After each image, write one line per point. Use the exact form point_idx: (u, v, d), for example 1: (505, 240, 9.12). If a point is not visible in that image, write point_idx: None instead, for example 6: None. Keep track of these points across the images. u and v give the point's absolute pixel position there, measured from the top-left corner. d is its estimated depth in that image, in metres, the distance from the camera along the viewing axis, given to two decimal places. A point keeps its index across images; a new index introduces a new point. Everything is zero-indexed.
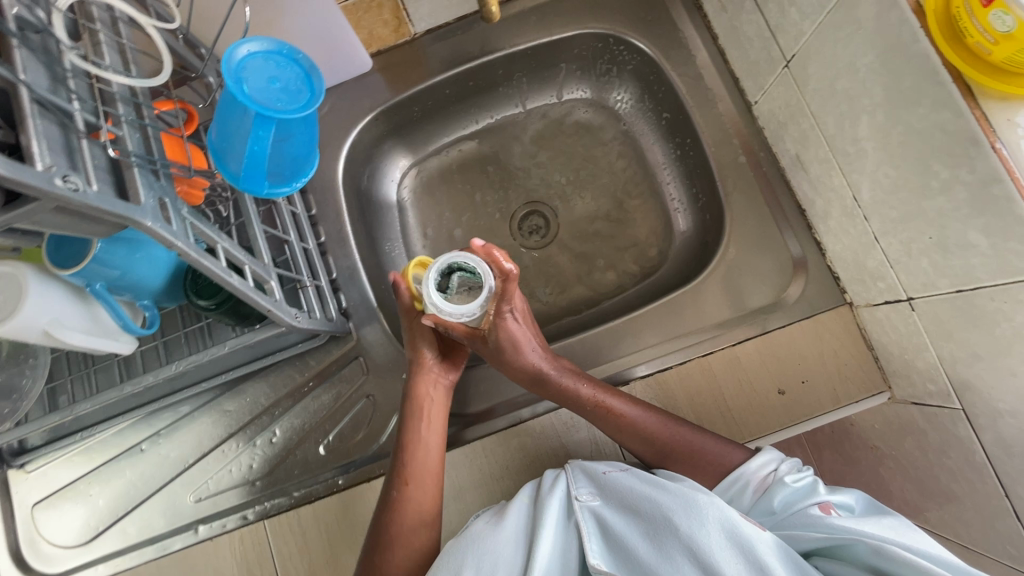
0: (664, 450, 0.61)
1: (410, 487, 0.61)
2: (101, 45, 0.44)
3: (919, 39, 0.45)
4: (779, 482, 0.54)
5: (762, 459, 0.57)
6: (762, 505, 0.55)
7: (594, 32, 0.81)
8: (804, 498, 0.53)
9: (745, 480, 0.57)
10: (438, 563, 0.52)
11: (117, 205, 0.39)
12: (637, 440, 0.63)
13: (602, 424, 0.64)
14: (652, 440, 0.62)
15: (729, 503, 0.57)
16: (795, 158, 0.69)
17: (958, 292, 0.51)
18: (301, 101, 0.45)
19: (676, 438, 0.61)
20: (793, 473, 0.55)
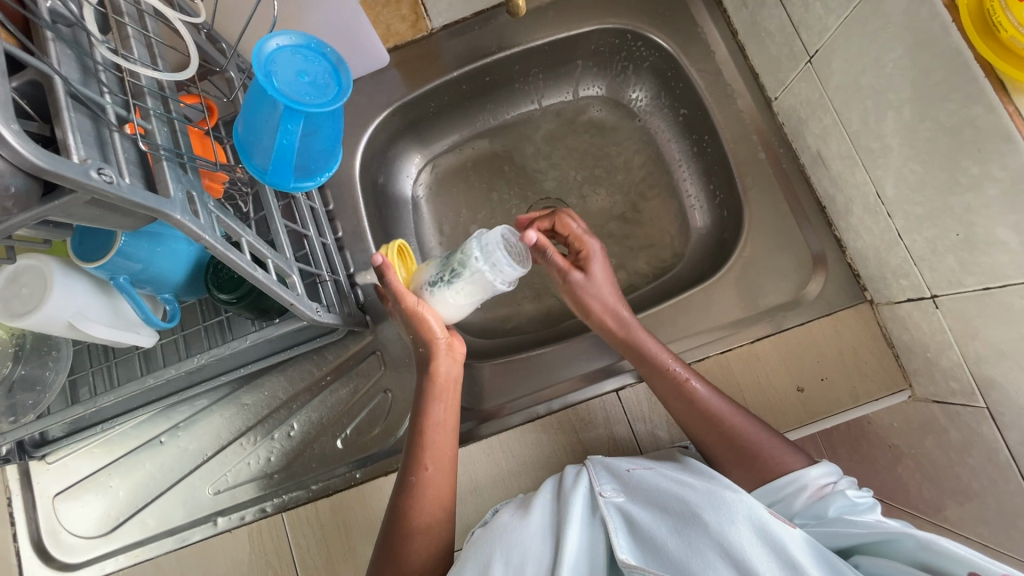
0: (727, 436, 0.60)
1: (430, 472, 0.60)
2: (130, 39, 0.44)
3: (951, 34, 0.45)
4: (839, 492, 0.53)
5: (823, 467, 0.56)
6: (814, 509, 0.53)
7: (612, 27, 0.80)
8: (861, 513, 0.52)
9: (800, 483, 0.55)
10: (463, 556, 0.52)
11: (149, 197, 0.39)
12: (699, 420, 0.62)
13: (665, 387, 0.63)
14: (718, 423, 0.60)
15: (776, 502, 0.55)
16: (816, 155, 0.68)
17: (985, 290, 0.51)
18: (328, 95, 0.45)
19: (743, 429, 0.60)
20: (854, 488, 0.54)
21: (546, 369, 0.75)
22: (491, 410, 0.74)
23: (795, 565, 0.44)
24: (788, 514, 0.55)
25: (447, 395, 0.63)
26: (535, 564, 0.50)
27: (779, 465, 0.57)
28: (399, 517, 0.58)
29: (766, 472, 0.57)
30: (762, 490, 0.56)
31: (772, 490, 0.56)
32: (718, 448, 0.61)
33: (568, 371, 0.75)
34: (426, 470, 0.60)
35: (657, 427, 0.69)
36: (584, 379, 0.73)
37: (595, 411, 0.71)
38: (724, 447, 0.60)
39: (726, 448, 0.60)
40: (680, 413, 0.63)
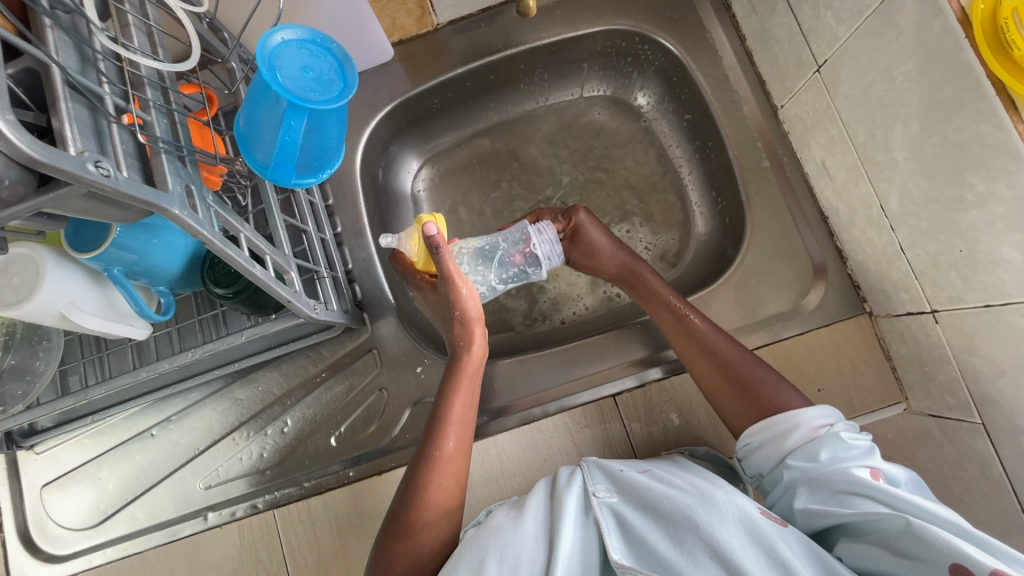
0: (726, 364, 0.62)
1: (452, 446, 0.59)
2: (130, 27, 0.43)
3: (963, 49, 0.45)
4: (834, 434, 0.53)
5: (822, 409, 0.55)
6: (807, 450, 0.53)
7: (620, 29, 0.79)
8: (854, 457, 0.52)
9: (796, 423, 0.55)
10: (460, 549, 0.51)
11: (146, 191, 0.38)
12: (700, 352, 0.63)
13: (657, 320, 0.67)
14: (716, 352, 0.63)
15: (772, 440, 0.55)
16: (820, 164, 0.68)
17: (986, 307, 0.51)
18: (333, 92, 0.45)
19: (740, 361, 0.62)
20: (850, 431, 0.53)
21: (544, 372, 0.74)
22: (487, 411, 0.73)
23: (786, 562, 0.45)
24: (780, 453, 0.55)
25: (473, 381, 0.64)
26: (533, 563, 0.49)
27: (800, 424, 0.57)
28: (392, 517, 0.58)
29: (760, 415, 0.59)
30: (759, 424, 0.57)
31: (765, 427, 0.56)
32: (717, 383, 0.62)
33: (567, 374, 0.73)
34: (446, 444, 0.60)
35: (653, 433, 0.69)
36: (581, 382, 0.73)
37: (591, 415, 0.71)
38: (722, 380, 0.62)
39: (724, 377, 0.62)
40: (683, 348, 0.65)
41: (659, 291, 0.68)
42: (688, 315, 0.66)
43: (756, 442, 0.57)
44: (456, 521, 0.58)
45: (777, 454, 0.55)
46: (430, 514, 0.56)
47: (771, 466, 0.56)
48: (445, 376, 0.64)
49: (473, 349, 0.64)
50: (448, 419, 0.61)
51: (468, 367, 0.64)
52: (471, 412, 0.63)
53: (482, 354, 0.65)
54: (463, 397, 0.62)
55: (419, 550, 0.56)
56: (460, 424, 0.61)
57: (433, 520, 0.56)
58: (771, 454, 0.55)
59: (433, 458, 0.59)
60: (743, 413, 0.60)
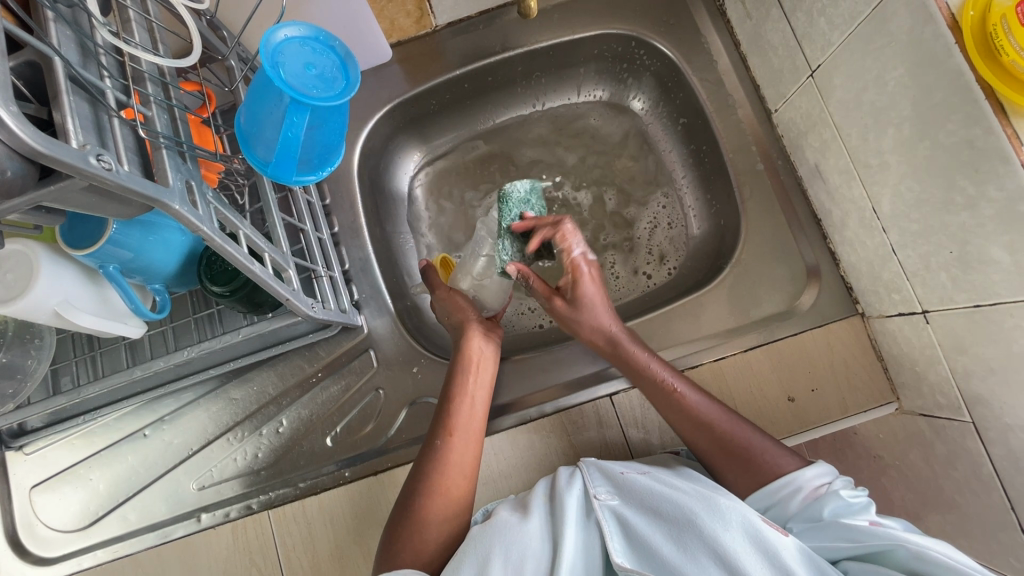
0: (718, 439, 0.59)
1: (459, 439, 0.61)
2: (131, 23, 0.43)
3: (954, 55, 0.46)
4: (833, 493, 0.52)
5: (818, 468, 0.55)
6: (808, 511, 0.52)
7: (617, 33, 0.80)
8: (856, 514, 0.51)
9: (795, 484, 0.54)
10: (464, 546, 0.52)
11: (148, 186, 0.38)
12: (693, 428, 0.61)
13: (654, 395, 0.64)
14: (709, 426, 0.60)
15: (773, 504, 0.55)
16: (814, 168, 0.69)
17: (975, 307, 0.52)
18: (336, 89, 0.45)
19: (738, 432, 0.59)
20: (848, 488, 0.53)
21: (540, 372, 0.75)
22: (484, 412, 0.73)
23: (782, 563, 0.45)
24: (783, 516, 0.54)
25: (482, 367, 0.67)
26: (533, 565, 0.49)
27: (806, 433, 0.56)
28: (393, 520, 0.58)
29: (763, 469, 0.56)
30: (759, 493, 0.55)
31: (767, 495, 0.55)
32: (712, 452, 0.60)
33: (562, 374, 0.74)
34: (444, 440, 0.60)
35: (649, 433, 0.70)
36: (578, 383, 0.73)
37: (587, 415, 0.71)
38: (719, 453, 0.59)
39: (717, 453, 0.59)
40: (676, 422, 0.62)
41: (645, 363, 0.65)
42: (676, 387, 0.63)
43: (758, 508, 0.56)
44: (466, 518, 0.59)
45: (782, 519, 0.54)
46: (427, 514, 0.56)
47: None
48: (454, 364, 0.67)
49: (478, 337, 0.68)
50: (455, 399, 0.64)
51: (475, 354, 0.67)
52: (484, 395, 0.65)
53: (483, 341, 0.68)
54: (473, 377, 0.66)
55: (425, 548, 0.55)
56: (469, 408, 0.63)
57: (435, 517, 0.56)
58: (776, 518, 0.54)
59: (445, 444, 0.60)
60: (743, 479, 0.57)
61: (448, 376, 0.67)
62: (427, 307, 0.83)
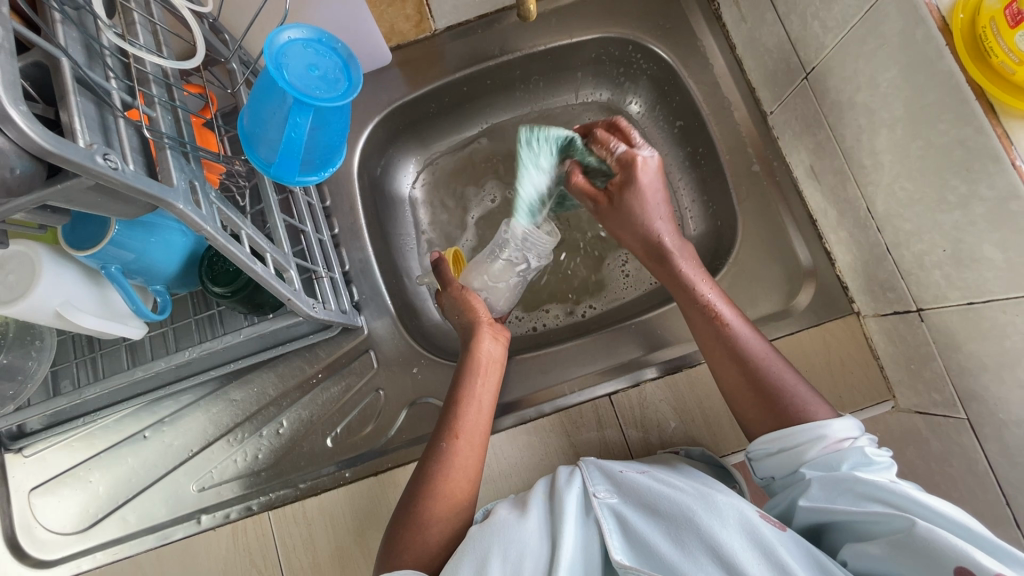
0: (750, 373, 0.60)
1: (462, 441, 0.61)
2: (136, 25, 0.44)
3: (944, 57, 0.47)
4: (858, 449, 0.52)
5: (848, 421, 0.54)
6: (827, 461, 0.53)
7: (614, 36, 0.81)
8: (875, 471, 0.51)
9: (820, 434, 0.54)
10: (463, 545, 0.52)
11: (152, 185, 0.38)
12: (727, 356, 0.62)
13: (699, 317, 0.65)
14: (745, 358, 0.61)
15: (791, 448, 0.55)
16: (809, 169, 0.70)
17: (969, 304, 0.53)
18: (338, 91, 0.45)
19: (773, 368, 0.60)
20: (873, 447, 0.53)
21: (540, 372, 0.75)
22: None
23: (780, 558, 0.46)
24: (798, 461, 0.55)
25: (489, 371, 0.67)
26: (534, 561, 0.49)
27: (803, 412, 0.56)
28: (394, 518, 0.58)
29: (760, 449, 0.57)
30: (777, 434, 0.56)
31: (784, 436, 0.55)
32: (739, 386, 0.61)
33: (561, 374, 0.75)
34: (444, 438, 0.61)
35: (649, 432, 0.70)
36: (577, 382, 0.74)
37: (587, 414, 0.71)
38: (748, 388, 0.60)
39: (750, 385, 0.60)
40: (712, 350, 0.63)
41: (693, 282, 0.66)
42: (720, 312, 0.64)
43: (775, 449, 0.56)
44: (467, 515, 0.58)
45: (794, 463, 0.55)
46: (428, 512, 0.56)
47: (787, 473, 0.56)
48: (462, 366, 0.68)
49: (489, 342, 0.69)
50: (462, 401, 0.64)
51: (485, 358, 0.68)
52: (490, 400, 0.66)
53: (493, 345, 0.69)
54: (481, 380, 0.66)
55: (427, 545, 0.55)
56: (475, 411, 0.64)
57: (439, 516, 0.56)
58: (789, 462, 0.55)
59: (450, 446, 0.61)
60: (765, 419, 0.59)
61: (456, 378, 0.67)
62: (426, 308, 0.83)
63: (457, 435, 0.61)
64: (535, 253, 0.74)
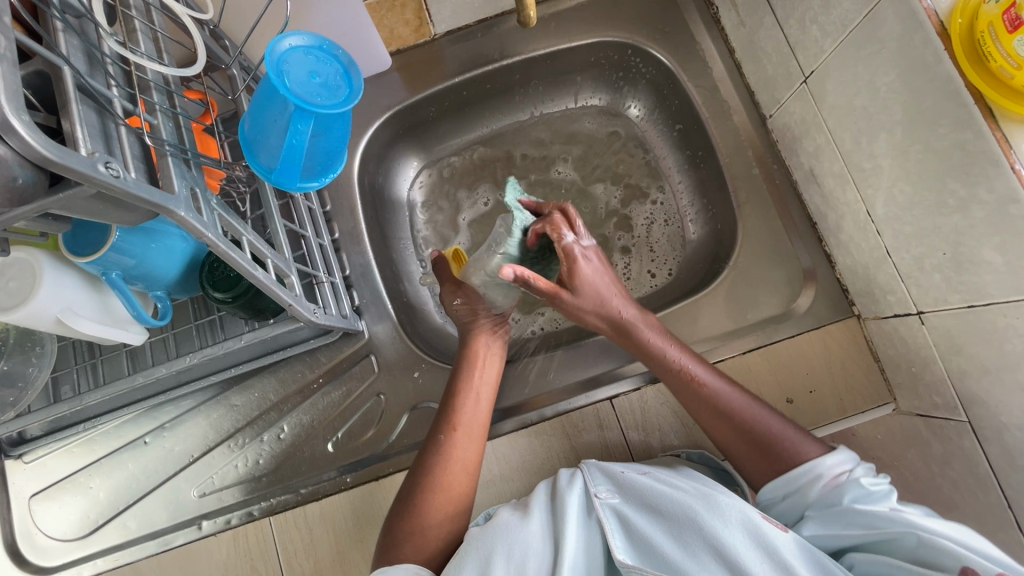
0: (739, 426, 0.59)
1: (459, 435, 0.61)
2: (137, 33, 0.44)
3: (943, 61, 0.47)
4: (854, 481, 0.52)
5: (841, 456, 0.55)
6: (829, 499, 0.53)
7: (612, 40, 0.82)
8: (875, 501, 0.51)
9: (816, 472, 0.54)
10: (465, 547, 0.51)
11: (154, 193, 0.38)
12: (714, 417, 0.60)
13: (677, 387, 0.63)
14: (729, 415, 0.60)
15: (793, 493, 0.55)
16: (809, 172, 0.70)
17: (969, 307, 0.53)
18: (340, 97, 0.45)
19: (762, 420, 0.59)
20: (869, 476, 0.53)
21: (541, 376, 0.75)
22: None
23: (783, 560, 0.46)
24: (804, 503, 0.55)
25: (488, 365, 0.68)
26: (536, 565, 0.49)
27: None
28: (395, 524, 0.58)
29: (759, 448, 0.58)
30: (776, 482, 0.56)
31: (785, 483, 0.56)
32: (732, 440, 0.60)
33: (563, 378, 0.75)
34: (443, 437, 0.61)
35: (650, 436, 0.70)
36: (577, 387, 0.74)
37: (588, 418, 0.71)
38: (738, 439, 0.59)
39: (739, 442, 0.59)
40: (695, 408, 0.62)
41: (660, 350, 0.64)
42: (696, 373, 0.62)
43: (778, 496, 0.56)
44: (463, 522, 0.59)
45: (800, 506, 0.55)
46: (428, 518, 0.56)
47: (796, 518, 0.56)
48: (459, 360, 0.68)
49: (488, 338, 0.69)
50: (460, 395, 0.64)
51: (483, 351, 0.68)
52: (488, 393, 0.66)
53: (491, 338, 0.70)
54: (479, 373, 0.66)
55: (426, 540, 0.56)
56: (473, 404, 0.64)
57: (439, 521, 0.56)
58: (794, 505, 0.55)
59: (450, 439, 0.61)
60: (760, 466, 0.58)
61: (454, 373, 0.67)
62: (427, 312, 0.83)
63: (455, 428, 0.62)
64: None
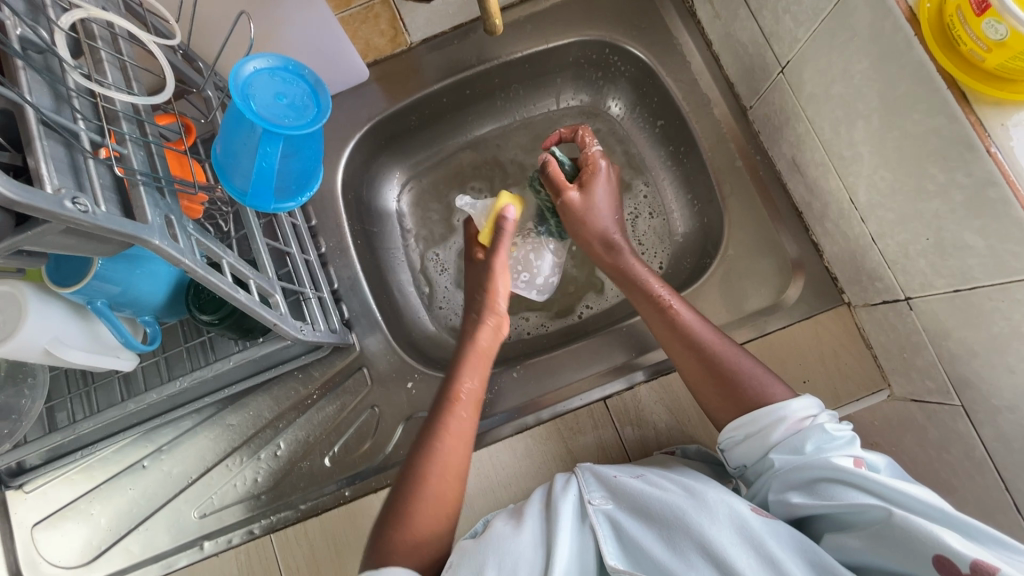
0: (708, 359, 0.61)
1: (449, 443, 0.59)
2: (103, 63, 0.44)
3: (914, 47, 0.46)
4: (817, 426, 0.52)
5: (807, 400, 0.55)
6: (791, 441, 0.53)
7: (590, 39, 0.81)
8: (837, 447, 0.52)
9: (779, 416, 0.55)
10: (456, 559, 0.51)
11: (126, 224, 0.38)
12: (683, 349, 0.63)
13: (657, 319, 0.65)
14: (698, 347, 0.62)
15: (757, 433, 0.55)
16: (791, 161, 0.70)
17: (956, 291, 0.52)
18: (308, 117, 0.45)
19: (725, 352, 0.61)
20: (833, 422, 0.53)
21: (534, 380, 0.75)
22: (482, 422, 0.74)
23: (772, 553, 0.46)
24: (765, 445, 0.55)
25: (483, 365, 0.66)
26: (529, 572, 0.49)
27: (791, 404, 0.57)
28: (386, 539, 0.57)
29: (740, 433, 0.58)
30: (739, 420, 0.56)
31: (748, 422, 0.56)
32: (699, 377, 0.61)
33: (557, 380, 0.75)
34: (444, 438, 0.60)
35: (645, 434, 0.70)
36: (570, 389, 0.74)
37: (583, 419, 0.71)
38: (703, 373, 0.61)
39: (706, 374, 0.61)
40: (667, 340, 0.64)
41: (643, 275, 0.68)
42: (672, 305, 0.65)
43: (740, 435, 0.56)
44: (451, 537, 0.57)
45: (762, 449, 0.55)
46: (422, 530, 0.56)
47: (757, 459, 0.56)
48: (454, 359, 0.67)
49: (485, 330, 0.68)
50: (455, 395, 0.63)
51: (478, 348, 0.67)
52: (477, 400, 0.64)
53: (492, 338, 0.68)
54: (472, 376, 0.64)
55: (445, 504, 0.57)
56: (468, 397, 0.63)
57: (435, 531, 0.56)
58: (755, 446, 0.56)
59: (446, 420, 0.61)
60: (725, 407, 0.60)
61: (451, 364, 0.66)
62: (418, 321, 0.83)
63: (452, 413, 0.61)
64: (538, 288, 0.82)
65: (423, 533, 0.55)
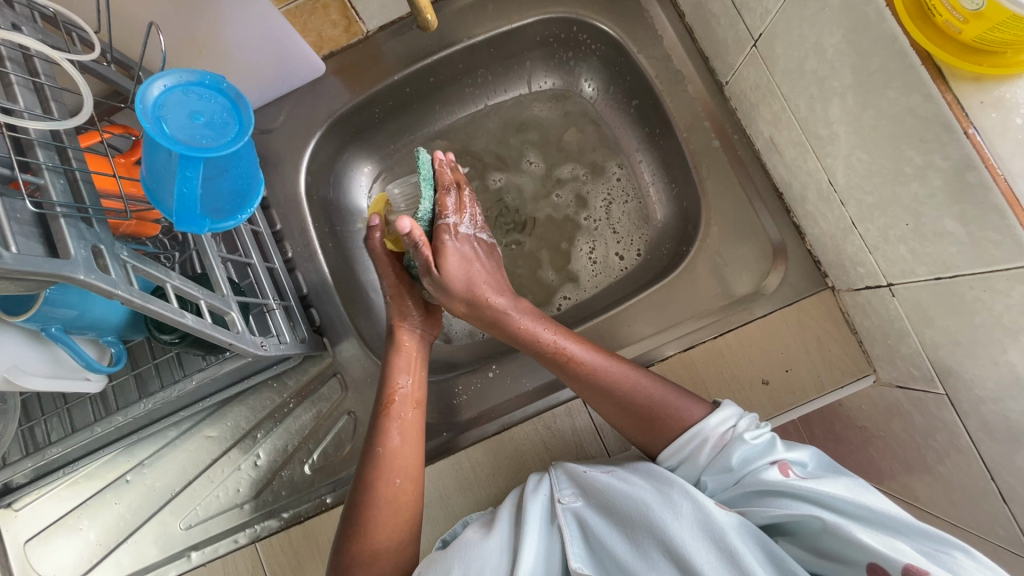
0: (618, 401, 0.59)
1: (398, 443, 0.60)
2: (13, 87, 0.42)
3: (885, 19, 0.43)
4: (737, 439, 0.53)
5: (722, 413, 0.55)
6: (720, 462, 0.53)
7: (555, 17, 0.77)
8: (761, 455, 0.52)
9: (703, 436, 0.55)
10: None
11: (43, 264, 0.37)
12: (595, 394, 0.60)
13: (559, 371, 0.62)
14: (607, 391, 0.60)
15: (685, 461, 0.55)
16: (769, 141, 0.66)
17: (937, 280, 0.49)
18: (228, 135, 0.43)
19: (631, 387, 0.59)
20: (751, 429, 0.54)
21: (509, 379, 0.74)
22: (460, 423, 0.74)
23: (730, 548, 0.45)
24: (697, 469, 0.55)
25: (417, 365, 0.66)
26: None
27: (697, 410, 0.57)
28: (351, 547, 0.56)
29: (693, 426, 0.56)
30: (669, 450, 0.56)
31: (677, 449, 0.55)
32: (619, 414, 0.60)
33: (534, 378, 0.73)
34: (391, 441, 0.60)
35: None
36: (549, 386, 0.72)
37: (560, 417, 0.70)
38: (625, 418, 0.59)
39: (625, 413, 0.59)
40: (579, 388, 0.62)
41: (529, 330, 0.64)
42: (569, 351, 0.62)
43: (673, 464, 0.56)
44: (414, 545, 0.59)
45: (695, 472, 0.55)
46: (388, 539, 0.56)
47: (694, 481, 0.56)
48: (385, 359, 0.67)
49: (409, 331, 0.68)
50: (392, 400, 0.63)
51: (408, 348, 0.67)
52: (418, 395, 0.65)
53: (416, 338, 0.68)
54: (410, 376, 0.65)
55: (400, 507, 0.58)
56: (406, 397, 0.63)
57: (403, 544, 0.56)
58: (689, 471, 0.55)
59: (386, 422, 0.62)
60: (651, 440, 0.58)
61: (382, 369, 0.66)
62: None
63: (391, 415, 0.62)
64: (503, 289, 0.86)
65: (382, 533, 0.56)
